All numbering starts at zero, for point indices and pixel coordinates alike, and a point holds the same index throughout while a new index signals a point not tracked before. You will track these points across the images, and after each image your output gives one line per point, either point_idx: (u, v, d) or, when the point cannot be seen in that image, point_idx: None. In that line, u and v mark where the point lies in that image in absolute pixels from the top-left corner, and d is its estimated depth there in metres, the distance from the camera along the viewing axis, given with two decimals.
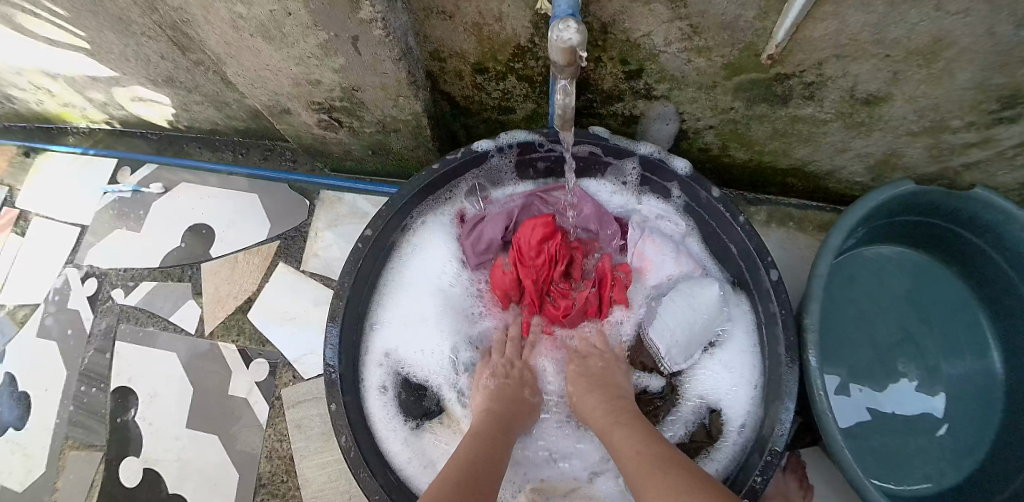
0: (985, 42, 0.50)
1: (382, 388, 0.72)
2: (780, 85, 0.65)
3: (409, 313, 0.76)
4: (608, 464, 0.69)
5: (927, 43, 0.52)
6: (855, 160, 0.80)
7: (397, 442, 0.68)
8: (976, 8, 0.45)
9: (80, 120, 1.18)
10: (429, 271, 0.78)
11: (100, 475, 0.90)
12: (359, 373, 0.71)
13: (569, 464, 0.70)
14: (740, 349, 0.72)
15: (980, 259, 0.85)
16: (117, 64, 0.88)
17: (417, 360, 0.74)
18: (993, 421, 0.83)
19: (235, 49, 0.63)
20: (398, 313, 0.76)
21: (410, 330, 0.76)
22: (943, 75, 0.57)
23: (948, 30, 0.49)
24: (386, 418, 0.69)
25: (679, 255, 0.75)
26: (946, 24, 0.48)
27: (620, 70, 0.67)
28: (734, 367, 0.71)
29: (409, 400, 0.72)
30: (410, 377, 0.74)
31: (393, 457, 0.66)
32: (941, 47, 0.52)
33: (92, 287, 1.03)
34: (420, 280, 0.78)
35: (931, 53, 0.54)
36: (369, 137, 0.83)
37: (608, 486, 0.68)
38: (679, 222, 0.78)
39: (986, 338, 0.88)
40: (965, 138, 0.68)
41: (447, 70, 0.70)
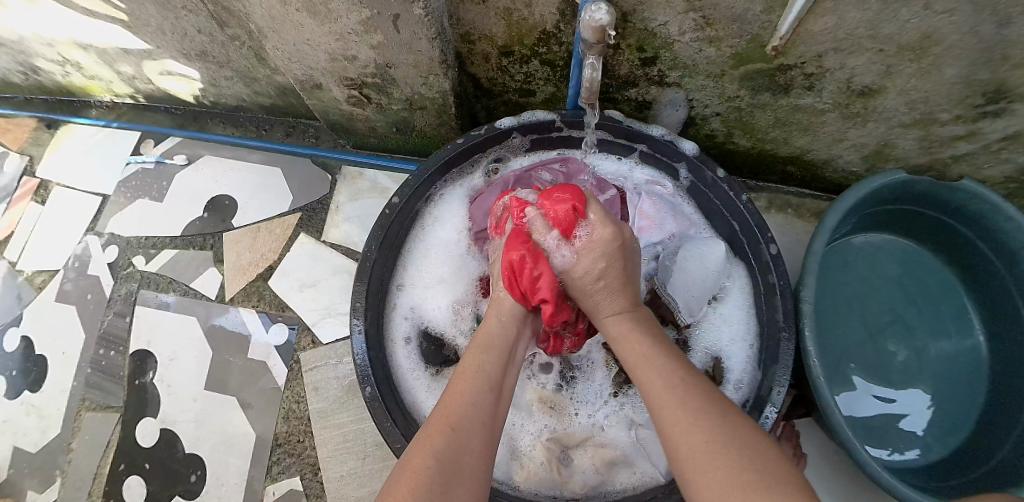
0: (970, 39, 0.56)
1: (406, 339, 0.76)
2: (783, 75, 0.70)
3: (431, 274, 0.80)
4: (620, 417, 0.73)
5: (917, 39, 0.58)
6: (851, 150, 0.86)
7: (423, 392, 0.72)
8: (960, 9, 0.51)
9: (105, 93, 1.21)
10: (447, 234, 0.81)
11: (116, 435, 0.92)
12: (387, 332, 0.75)
13: (583, 417, 0.74)
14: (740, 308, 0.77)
15: (966, 247, 0.91)
16: (153, 37, 0.92)
17: (439, 318, 0.78)
18: (977, 398, 0.90)
19: (278, 22, 0.67)
20: (421, 275, 0.80)
21: (432, 289, 0.80)
22: (933, 69, 0.63)
23: (937, 27, 0.55)
24: (411, 366, 0.74)
25: (676, 215, 0.83)
26: (935, 21, 0.54)
27: (636, 57, 0.72)
28: (732, 321, 0.77)
29: (431, 349, 0.76)
30: (431, 330, 0.78)
31: (420, 405, 0.71)
32: (930, 43, 0.58)
33: (113, 254, 1.05)
34: (440, 245, 0.81)
35: (921, 48, 0.60)
36: (395, 114, 0.88)
37: (620, 434, 0.72)
38: (667, 185, 0.83)
39: (971, 319, 0.95)
40: (954, 130, 0.74)
41: (475, 52, 0.75)
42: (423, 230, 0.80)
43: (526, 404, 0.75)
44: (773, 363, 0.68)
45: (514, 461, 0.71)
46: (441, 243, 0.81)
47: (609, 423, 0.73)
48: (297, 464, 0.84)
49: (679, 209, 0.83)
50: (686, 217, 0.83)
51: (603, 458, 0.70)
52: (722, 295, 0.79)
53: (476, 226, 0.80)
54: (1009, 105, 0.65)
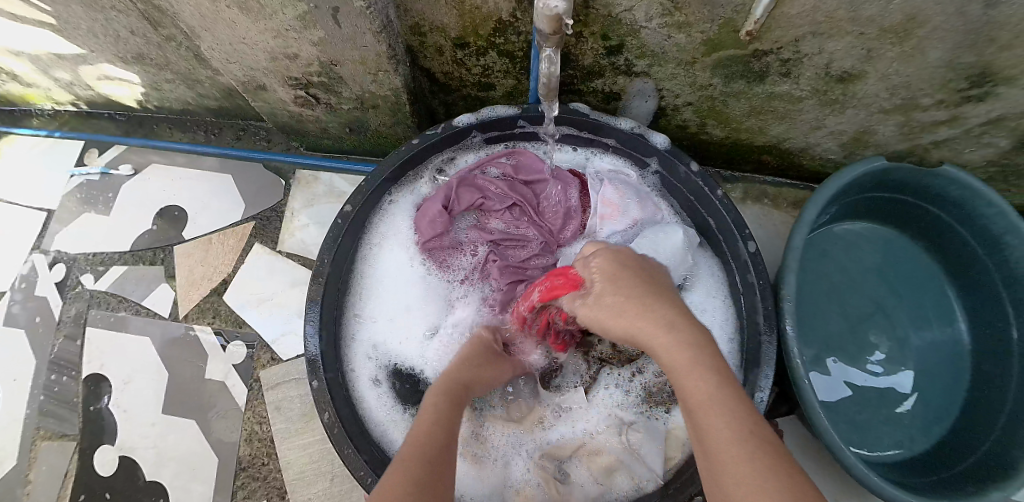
0: (956, 20, 0.52)
1: (375, 380, 0.71)
2: (758, 61, 0.65)
3: (389, 304, 0.75)
4: (609, 422, 0.71)
5: (901, 21, 0.54)
6: (828, 137, 0.82)
7: (400, 430, 0.68)
8: None
9: (45, 101, 1.13)
10: (399, 249, 0.77)
11: (74, 465, 0.87)
12: (348, 362, 0.70)
13: (571, 427, 0.71)
14: (708, 292, 0.75)
15: (946, 232, 0.88)
16: (85, 40, 0.85)
17: (402, 345, 0.74)
18: (962, 385, 0.88)
19: (208, 20, 0.60)
20: (378, 306, 0.75)
21: (392, 320, 0.75)
22: (916, 52, 0.59)
23: (921, 7, 0.51)
24: (384, 409, 0.69)
25: (641, 199, 0.73)
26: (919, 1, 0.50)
27: (601, 45, 0.66)
28: (707, 310, 0.74)
29: (404, 388, 0.72)
30: (400, 366, 0.73)
31: (393, 446, 0.66)
32: (914, 25, 0.54)
33: (61, 273, 0.99)
34: (393, 272, 0.76)
35: (904, 31, 0.55)
36: (347, 114, 0.82)
37: (610, 441, 0.69)
38: (630, 175, 0.77)
39: (953, 306, 0.93)
40: (935, 115, 0.71)
41: (427, 45, 0.69)
42: (372, 258, 0.76)
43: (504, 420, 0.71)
44: (756, 367, 0.64)
45: (509, 491, 0.67)
46: (393, 259, 0.77)
47: (598, 428, 0.70)
48: (263, 488, 0.80)
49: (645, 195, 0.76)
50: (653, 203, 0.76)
51: (600, 465, 0.68)
52: (691, 282, 0.75)
53: (423, 239, 0.74)
54: (992, 88, 0.62)
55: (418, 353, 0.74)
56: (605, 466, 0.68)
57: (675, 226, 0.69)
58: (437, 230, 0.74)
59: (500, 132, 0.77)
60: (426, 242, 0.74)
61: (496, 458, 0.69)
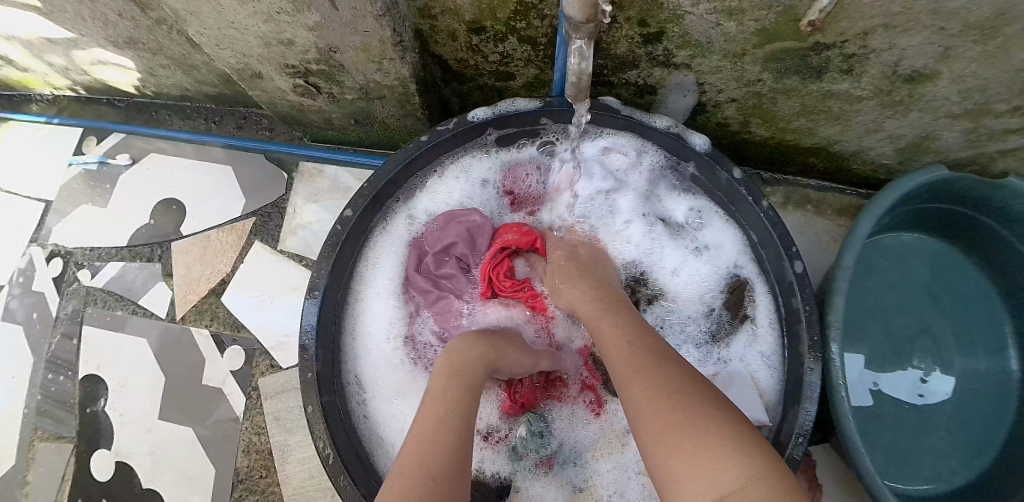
0: None
1: None
2: (817, 56, 0.57)
3: (392, 388, 0.67)
4: None
5: (988, 17, 0.45)
6: (885, 141, 0.73)
7: None
8: None
9: (43, 86, 1.09)
10: (380, 333, 0.69)
11: (70, 468, 0.84)
12: (358, 394, 0.64)
13: None
14: (680, 246, 0.73)
15: (1004, 250, 0.80)
16: (73, 24, 0.79)
17: None
18: (1007, 419, 0.80)
19: (192, 3, 0.54)
20: (383, 390, 0.66)
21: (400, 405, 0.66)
22: (999, 53, 0.50)
23: (1016, 3, 0.42)
24: None
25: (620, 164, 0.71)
26: None
27: (637, 32, 0.58)
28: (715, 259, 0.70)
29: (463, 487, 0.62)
30: None
31: None
32: (1004, 23, 0.45)
33: (58, 267, 0.95)
34: (385, 351, 0.68)
35: (991, 28, 0.47)
36: (351, 105, 0.75)
37: None
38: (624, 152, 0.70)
39: (1004, 332, 0.84)
40: (1008, 123, 0.62)
41: (439, 29, 0.62)
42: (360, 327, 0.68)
43: (592, 451, 0.65)
44: (795, 401, 0.57)
45: None
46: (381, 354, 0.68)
47: None
48: None
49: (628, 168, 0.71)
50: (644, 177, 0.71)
51: None
52: (697, 234, 0.71)
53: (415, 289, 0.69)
54: None
55: None
56: None
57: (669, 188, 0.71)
58: (413, 307, 0.71)
59: (512, 131, 0.69)
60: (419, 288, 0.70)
61: (611, 493, 0.62)
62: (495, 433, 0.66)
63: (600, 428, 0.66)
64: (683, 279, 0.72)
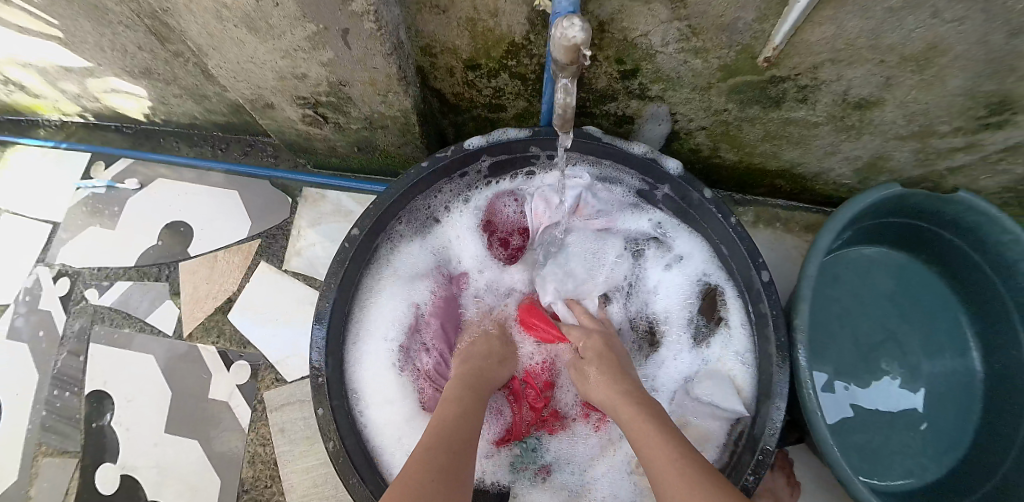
0: (979, 49, 0.50)
1: None
2: (774, 88, 0.64)
3: (401, 403, 0.71)
4: None
5: (922, 49, 0.52)
6: (844, 162, 0.81)
7: None
8: (971, 18, 0.45)
9: (52, 112, 1.13)
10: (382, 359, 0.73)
11: (75, 482, 0.87)
12: (356, 398, 0.68)
13: None
14: (655, 261, 0.80)
15: (959, 258, 0.87)
16: (91, 54, 0.84)
17: None
18: (974, 415, 0.87)
19: (216, 39, 0.60)
20: (392, 406, 0.70)
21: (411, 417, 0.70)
22: (935, 81, 0.57)
23: (943, 37, 0.49)
24: None
25: (590, 188, 0.79)
26: (942, 31, 0.48)
27: (615, 69, 0.65)
28: (688, 270, 0.77)
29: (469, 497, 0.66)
30: None
31: None
32: (936, 54, 0.52)
33: (65, 286, 0.99)
34: (389, 375, 0.72)
35: (925, 59, 0.54)
36: (354, 134, 0.81)
37: None
38: (583, 175, 0.78)
39: (965, 334, 0.91)
40: (953, 143, 0.69)
41: (438, 66, 0.68)
42: (361, 350, 0.71)
43: (586, 458, 0.68)
44: (766, 399, 0.61)
45: None
46: (382, 365, 0.72)
47: None
48: None
49: (597, 190, 0.79)
50: (614, 198, 0.80)
51: None
52: (668, 251, 0.79)
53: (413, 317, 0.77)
54: (1011, 117, 0.60)
55: None
56: None
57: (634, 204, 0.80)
58: (411, 328, 0.77)
59: (506, 158, 0.74)
60: (414, 317, 0.77)
61: (604, 495, 0.65)
62: (490, 448, 0.69)
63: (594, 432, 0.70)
64: (661, 293, 0.79)
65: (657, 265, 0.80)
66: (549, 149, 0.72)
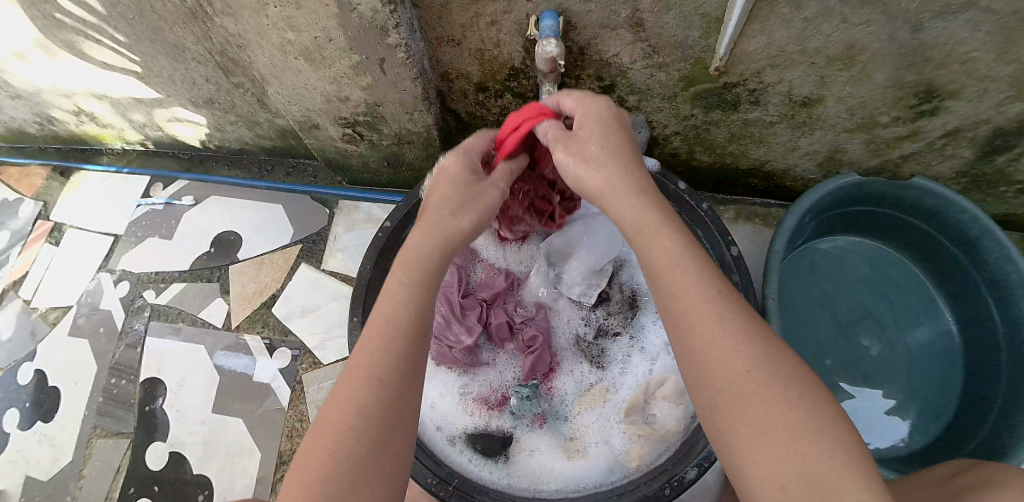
0: (891, 45, 0.63)
1: (451, 439, 0.75)
2: (729, 93, 0.78)
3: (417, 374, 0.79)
4: (657, 370, 0.77)
5: (843, 50, 0.66)
6: (805, 158, 0.94)
7: (496, 476, 0.72)
8: (874, 19, 0.59)
9: (116, 141, 1.30)
10: None
11: (127, 459, 0.96)
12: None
13: (627, 380, 0.78)
14: None
15: (926, 240, 0.97)
16: (164, 87, 1.01)
17: (454, 414, 0.77)
18: (954, 381, 0.96)
19: (278, 69, 0.76)
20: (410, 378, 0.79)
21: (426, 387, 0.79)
22: (863, 76, 0.70)
23: (859, 38, 0.63)
24: (475, 465, 0.72)
25: None
26: (855, 33, 0.62)
27: (596, 85, 0.79)
28: None
29: (480, 446, 0.75)
30: (471, 430, 0.76)
31: (495, 484, 0.70)
32: (856, 53, 0.66)
33: (124, 289, 1.11)
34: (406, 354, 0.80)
35: (848, 58, 0.67)
36: (386, 149, 0.96)
37: (669, 364, 0.77)
38: None
39: (941, 309, 1.01)
40: (896, 131, 0.82)
41: (454, 89, 0.84)
42: None
43: (576, 405, 0.77)
44: None
45: (621, 460, 0.72)
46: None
47: (652, 372, 0.77)
48: None
49: None
50: None
51: (670, 393, 0.73)
52: None
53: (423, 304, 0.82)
54: (941, 103, 0.72)
55: (469, 418, 0.77)
56: (676, 390, 0.73)
57: None
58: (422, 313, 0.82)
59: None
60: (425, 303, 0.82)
61: (596, 440, 0.74)
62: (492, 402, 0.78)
63: (588, 387, 0.78)
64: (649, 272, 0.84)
65: None
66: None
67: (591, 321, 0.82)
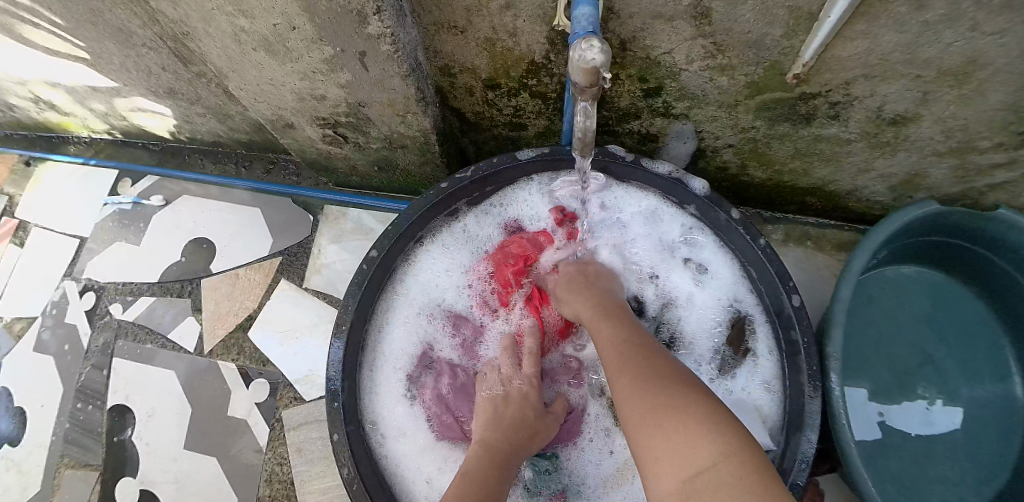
0: (1019, 63, 0.47)
1: None
2: (805, 104, 0.61)
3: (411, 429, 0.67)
4: None
5: (959, 64, 0.49)
6: (878, 180, 0.77)
7: None
8: (1012, 30, 0.43)
9: (82, 129, 1.15)
10: (395, 386, 0.69)
11: (96, 496, 0.87)
12: (374, 430, 0.65)
13: None
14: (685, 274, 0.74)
15: (1001, 279, 0.82)
16: (118, 75, 0.86)
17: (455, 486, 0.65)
18: (1016, 449, 0.81)
19: (236, 62, 0.60)
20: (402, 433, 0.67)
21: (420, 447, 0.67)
22: (974, 96, 0.54)
23: (982, 52, 0.47)
24: None
25: (611, 203, 0.75)
26: (980, 46, 0.45)
27: (638, 87, 0.63)
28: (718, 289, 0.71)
29: None
30: None
31: None
32: (974, 68, 0.49)
33: (90, 301, 1.00)
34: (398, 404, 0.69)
35: (962, 75, 0.51)
36: (375, 153, 0.81)
37: None
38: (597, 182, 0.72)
39: (1007, 362, 0.86)
40: (992, 159, 0.66)
41: (457, 85, 0.68)
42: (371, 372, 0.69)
43: (599, 479, 0.66)
44: (796, 428, 0.59)
45: None
46: (404, 408, 0.68)
47: None
48: None
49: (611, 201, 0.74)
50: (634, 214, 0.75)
51: None
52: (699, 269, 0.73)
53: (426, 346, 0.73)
54: None
55: None
56: None
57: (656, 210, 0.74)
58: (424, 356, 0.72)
59: (506, 182, 0.73)
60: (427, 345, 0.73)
61: None
62: None
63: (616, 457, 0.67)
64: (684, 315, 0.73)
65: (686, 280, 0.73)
66: (558, 169, 0.71)
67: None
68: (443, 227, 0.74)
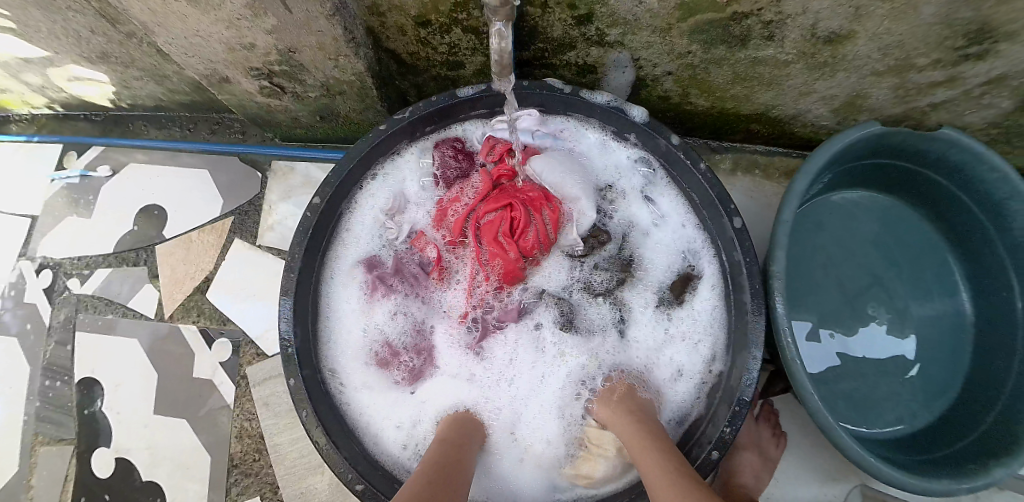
0: None
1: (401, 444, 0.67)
2: (738, 25, 0.60)
3: (370, 365, 0.71)
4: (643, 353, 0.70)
5: None
6: (820, 103, 0.78)
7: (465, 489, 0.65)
8: None
9: (21, 106, 1.10)
10: (350, 319, 0.73)
11: (73, 468, 0.88)
12: (333, 378, 0.68)
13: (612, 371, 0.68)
14: (632, 200, 0.76)
15: (947, 199, 0.84)
16: (47, 42, 0.82)
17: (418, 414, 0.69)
18: (964, 359, 0.86)
19: (158, 14, 0.57)
20: (362, 369, 0.70)
21: (378, 379, 0.70)
22: (907, 9, 0.53)
23: None
24: None
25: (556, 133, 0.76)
26: None
27: (569, 15, 0.62)
28: (666, 213, 0.74)
29: None
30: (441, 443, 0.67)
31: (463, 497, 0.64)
32: None
33: (48, 279, 0.99)
34: (354, 338, 0.72)
35: None
36: (314, 102, 0.80)
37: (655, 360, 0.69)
38: (532, 113, 0.72)
39: (954, 277, 0.90)
40: (931, 76, 0.67)
41: (388, 25, 0.65)
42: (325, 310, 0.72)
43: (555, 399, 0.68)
44: (743, 347, 0.60)
45: None
46: (354, 351, 0.71)
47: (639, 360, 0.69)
48: (255, 484, 0.81)
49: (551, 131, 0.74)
50: (578, 140, 0.77)
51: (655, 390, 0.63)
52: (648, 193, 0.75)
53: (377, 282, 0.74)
54: (992, 46, 0.57)
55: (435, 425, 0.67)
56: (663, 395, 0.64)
57: (596, 138, 0.76)
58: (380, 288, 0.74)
59: (447, 120, 0.73)
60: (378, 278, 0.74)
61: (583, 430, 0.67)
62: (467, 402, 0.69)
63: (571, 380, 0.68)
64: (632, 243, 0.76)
65: (627, 203, 0.77)
66: (496, 107, 0.73)
67: (578, 276, 0.75)
68: (383, 169, 0.74)
